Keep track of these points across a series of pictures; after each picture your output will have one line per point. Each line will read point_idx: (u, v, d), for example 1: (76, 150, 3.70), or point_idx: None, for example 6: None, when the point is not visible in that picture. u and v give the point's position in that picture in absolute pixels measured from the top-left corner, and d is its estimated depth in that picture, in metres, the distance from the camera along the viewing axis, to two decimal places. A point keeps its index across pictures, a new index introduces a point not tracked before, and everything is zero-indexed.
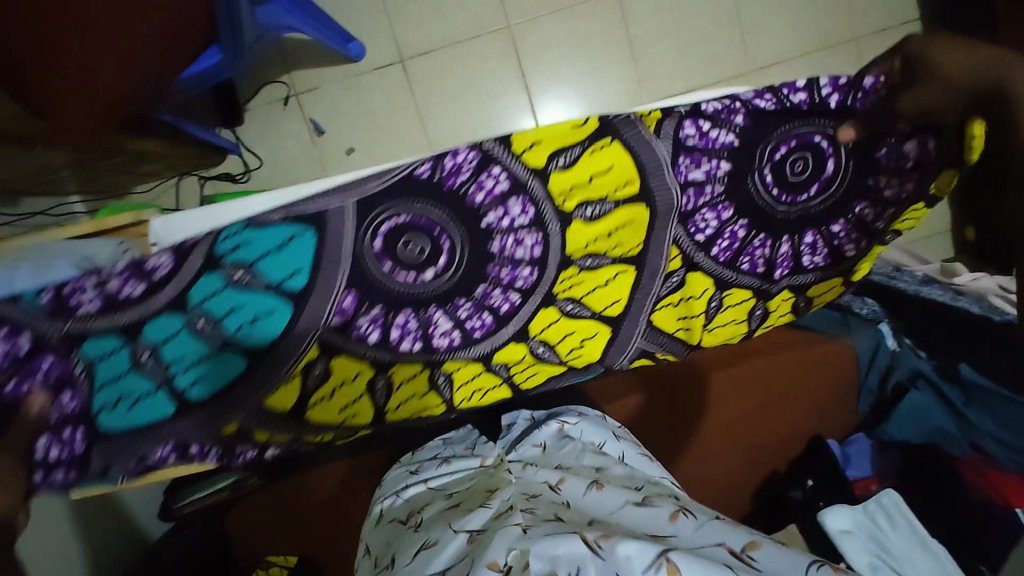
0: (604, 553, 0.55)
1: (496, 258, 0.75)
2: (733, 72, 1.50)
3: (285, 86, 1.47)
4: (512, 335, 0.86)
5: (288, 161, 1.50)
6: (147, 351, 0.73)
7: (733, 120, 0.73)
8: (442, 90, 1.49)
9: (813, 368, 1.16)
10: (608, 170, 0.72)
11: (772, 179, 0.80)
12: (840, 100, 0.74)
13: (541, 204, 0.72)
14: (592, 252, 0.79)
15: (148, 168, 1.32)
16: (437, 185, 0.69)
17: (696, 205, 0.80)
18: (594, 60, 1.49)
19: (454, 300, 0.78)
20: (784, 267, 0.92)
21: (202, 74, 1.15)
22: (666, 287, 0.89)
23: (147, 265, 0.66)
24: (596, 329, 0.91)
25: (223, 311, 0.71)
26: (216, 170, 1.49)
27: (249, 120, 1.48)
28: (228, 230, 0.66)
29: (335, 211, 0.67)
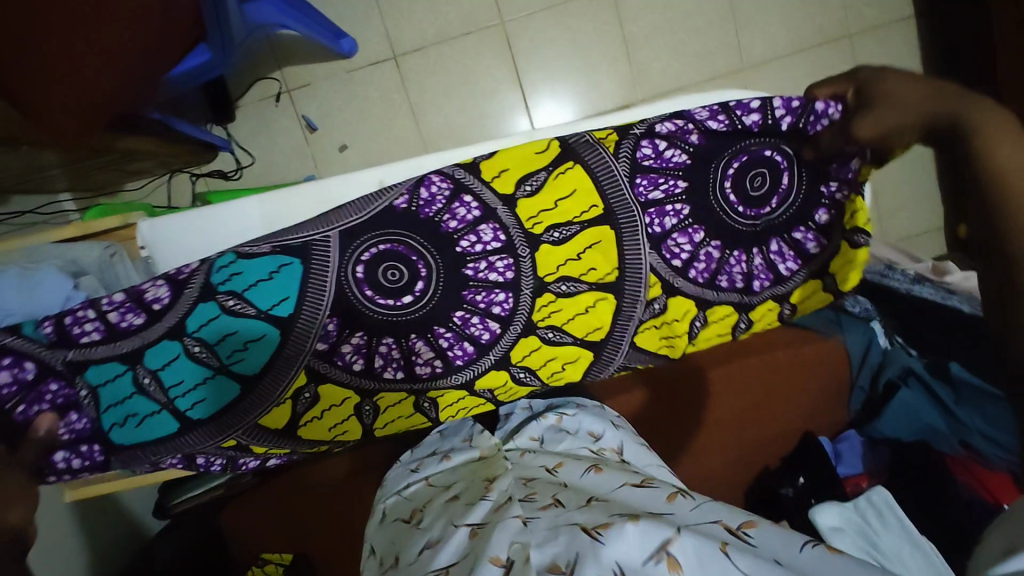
0: (604, 538, 0.53)
1: (471, 282, 0.74)
2: (727, 69, 1.50)
3: (276, 82, 1.46)
4: (492, 364, 0.82)
5: (280, 157, 1.49)
6: (148, 376, 0.70)
7: (687, 139, 0.73)
8: (435, 87, 1.48)
9: (806, 366, 1.17)
10: (570, 195, 0.72)
11: (734, 196, 0.78)
12: (792, 122, 0.75)
13: (512, 230, 0.72)
14: (563, 276, 0.77)
15: (139, 166, 1.31)
16: (413, 214, 0.69)
17: (665, 226, 0.77)
18: (588, 57, 1.48)
19: (432, 328, 0.76)
20: (761, 278, 0.86)
21: (192, 71, 1.15)
22: (647, 313, 0.84)
23: (147, 297, 0.66)
24: (577, 355, 0.85)
25: (216, 338, 0.69)
26: (208, 167, 1.48)
27: (241, 117, 1.47)
28: (223, 260, 0.66)
29: (319, 242, 0.68)
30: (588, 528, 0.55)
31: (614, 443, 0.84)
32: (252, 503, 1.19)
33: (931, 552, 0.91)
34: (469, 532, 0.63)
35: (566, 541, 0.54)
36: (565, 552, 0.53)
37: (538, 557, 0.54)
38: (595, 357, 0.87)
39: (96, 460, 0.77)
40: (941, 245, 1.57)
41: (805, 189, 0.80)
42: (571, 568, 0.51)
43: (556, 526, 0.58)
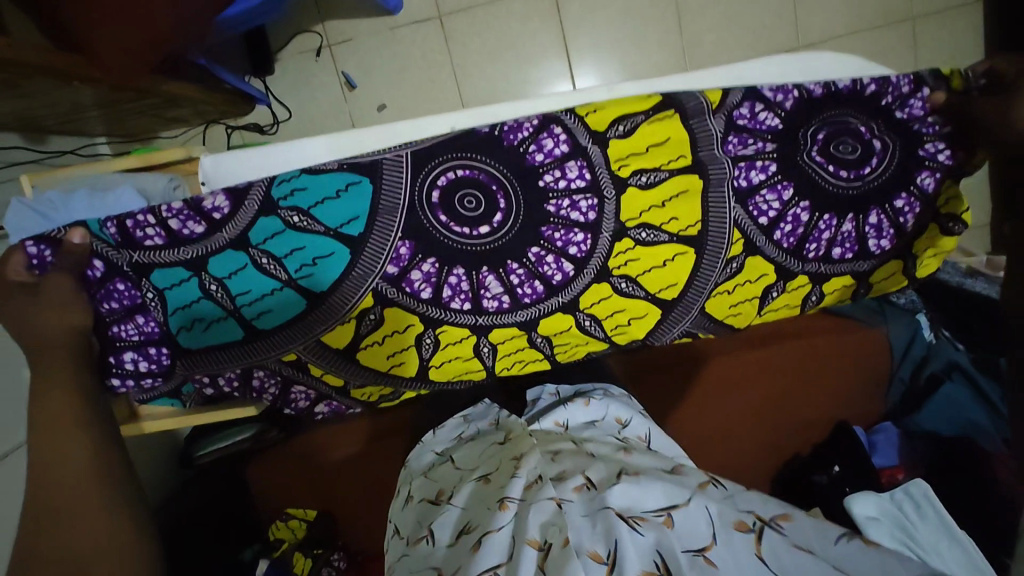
0: (642, 528, 0.52)
1: (552, 219, 0.65)
2: (780, 48, 1.45)
3: (317, 35, 1.43)
4: (561, 306, 0.70)
5: (318, 114, 1.47)
6: (215, 284, 0.66)
7: (782, 102, 0.66)
8: (479, 50, 1.44)
9: (847, 356, 1.16)
10: (664, 142, 0.64)
11: (823, 158, 0.67)
12: (875, 90, 0.68)
13: (598, 169, 0.64)
14: (646, 223, 0.66)
15: (177, 114, 1.29)
16: (496, 140, 0.63)
17: (751, 182, 0.66)
18: (638, 28, 1.44)
19: (505, 263, 0.66)
20: (846, 247, 0.71)
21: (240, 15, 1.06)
22: (723, 274, 0.70)
23: (205, 206, 0.63)
24: (647, 310, 0.72)
25: (285, 251, 0.64)
26: (244, 120, 1.47)
27: (280, 70, 1.44)
28: (285, 175, 0.63)
29: (391, 161, 0.63)
30: (623, 516, 0.53)
31: (640, 431, 0.80)
32: (279, 456, 1.18)
33: (969, 546, 0.87)
34: (501, 506, 0.59)
35: (602, 526, 0.52)
36: (603, 541, 0.51)
37: (577, 540, 0.52)
38: (666, 318, 0.73)
39: (162, 366, 0.73)
40: (987, 243, 1.54)
41: (897, 160, 0.69)
42: (612, 558, 0.49)
43: (592, 511, 0.55)
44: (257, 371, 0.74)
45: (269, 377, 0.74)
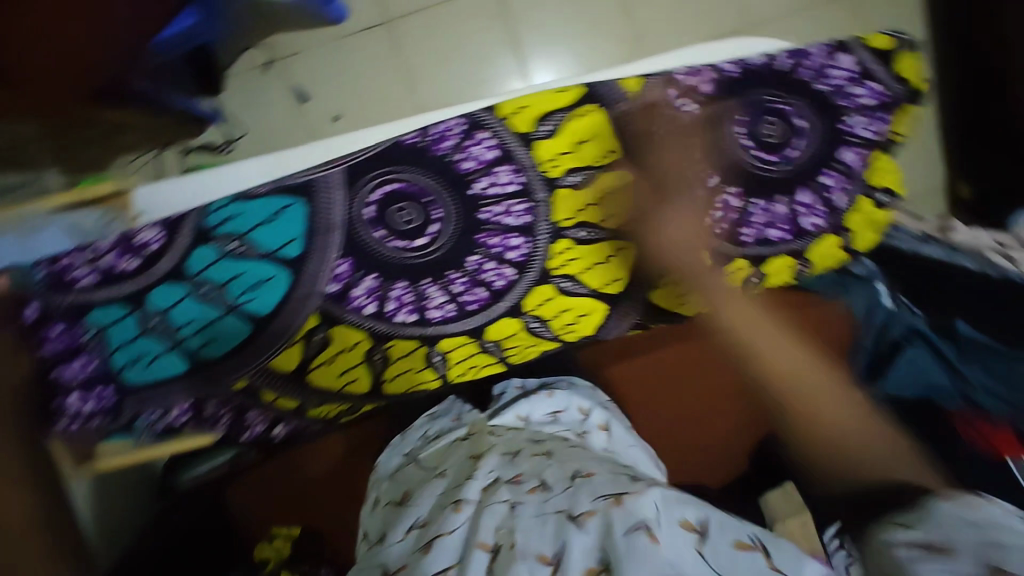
0: (587, 526, 0.50)
1: (486, 226, 0.83)
2: (726, 29, 1.47)
3: (264, 52, 1.42)
4: (506, 310, 0.92)
5: (271, 131, 1.45)
6: (155, 316, 0.82)
7: (699, 86, 0.80)
8: (428, 53, 1.44)
9: (799, 331, 1.17)
10: (583, 140, 0.80)
11: (750, 142, 0.83)
12: (792, 64, 0.82)
13: (530, 171, 0.80)
14: (581, 222, 0.86)
15: (126, 141, 1.27)
16: (422, 151, 0.77)
17: (705, 179, 0.83)
18: (585, 19, 1.45)
19: (445, 272, 0.85)
20: (783, 226, 0.91)
21: (175, 39, 1.03)
22: (660, 269, 0.92)
23: (138, 240, 0.77)
24: (592, 308, 0.95)
25: (223, 277, 0.81)
26: (197, 141, 1.44)
27: (231, 89, 1.43)
28: (220, 203, 0.76)
29: (321, 179, 0.77)
30: (573, 515, 0.52)
31: (600, 418, 0.81)
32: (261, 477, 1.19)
33: None
34: (455, 508, 0.60)
35: (552, 529, 0.52)
36: (551, 542, 0.51)
37: (524, 542, 0.52)
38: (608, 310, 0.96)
39: (106, 404, 0.89)
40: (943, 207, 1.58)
41: (824, 139, 0.85)
42: (558, 560, 0.50)
43: (543, 512, 0.55)
44: (209, 401, 0.92)
45: (219, 410, 0.92)
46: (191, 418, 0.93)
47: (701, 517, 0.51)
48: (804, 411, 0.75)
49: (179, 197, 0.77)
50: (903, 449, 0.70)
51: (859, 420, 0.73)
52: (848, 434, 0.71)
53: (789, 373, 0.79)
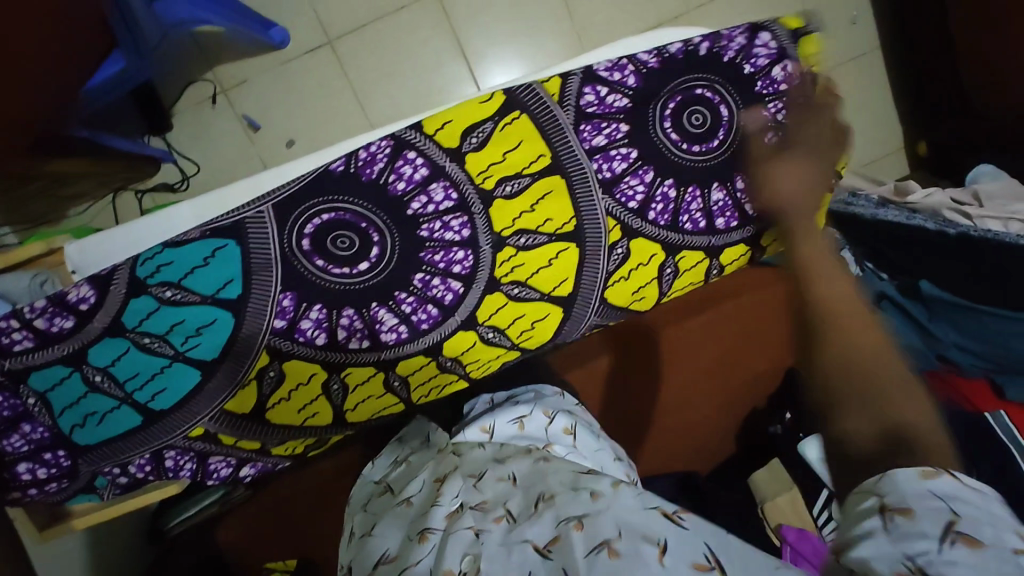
0: (553, 555, 0.53)
1: (427, 243, 0.68)
2: (671, 14, 1.48)
3: (210, 83, 1.40)
4: (460, 326, 0.74)
5: (226, 163, 1.43)
6: (99, 375, 0.65)
7: (625, 81, 0.68)
8: (376, 67, 1.43)
9: (777, 306, 1.16)
10: (516, 146, 0.67)
11: (676, 134, 0.71)
12: (708, 48, 0.71)
13: (463, 186, 0.67)
14: (520, 229, 0.70)
15: (77, 189, 1.26)
16: (354, 177, 0.64)
17: (615, 171, 0.70)
18: (529, 18, 1.44)
19: (393, 295, 0.69)
20: (726, 217, 0.78)
21: (106, 85, 1.01)
22: (612, 262, 0.76)
23: (69, 299, 0.61)
24: (547, 311, 0.77)
25: (164, 328, 0.64)
26: (153, 181, 1.42)
27: (178, 125, 1.40)
28: (149, 251, 0.62)
29: (253, 219, 0.62)
30: (538, 548, 0.54)
31: (564, 423, 0.80)
32: None
33: None
34: (420, 540, 0.61)
35: (517, 562, 0.54)
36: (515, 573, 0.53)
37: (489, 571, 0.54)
38: (566, 313, 0.78)
39: (62, 467, 0.71)
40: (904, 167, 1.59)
41: (748, 125, 0.74)
42: None
43: (509, 542, 0.56)
44: (168, 450, 0.73)
45: (182, 455, 0.74)
46: (155, 472, 0.75)
47: (661, 535, 0.51)
48: (845, 331, 0.56)
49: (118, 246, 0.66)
50: (937, 437, 0.50)
51: (873, 348, 0.55)
52: (854, 348, 0.55)
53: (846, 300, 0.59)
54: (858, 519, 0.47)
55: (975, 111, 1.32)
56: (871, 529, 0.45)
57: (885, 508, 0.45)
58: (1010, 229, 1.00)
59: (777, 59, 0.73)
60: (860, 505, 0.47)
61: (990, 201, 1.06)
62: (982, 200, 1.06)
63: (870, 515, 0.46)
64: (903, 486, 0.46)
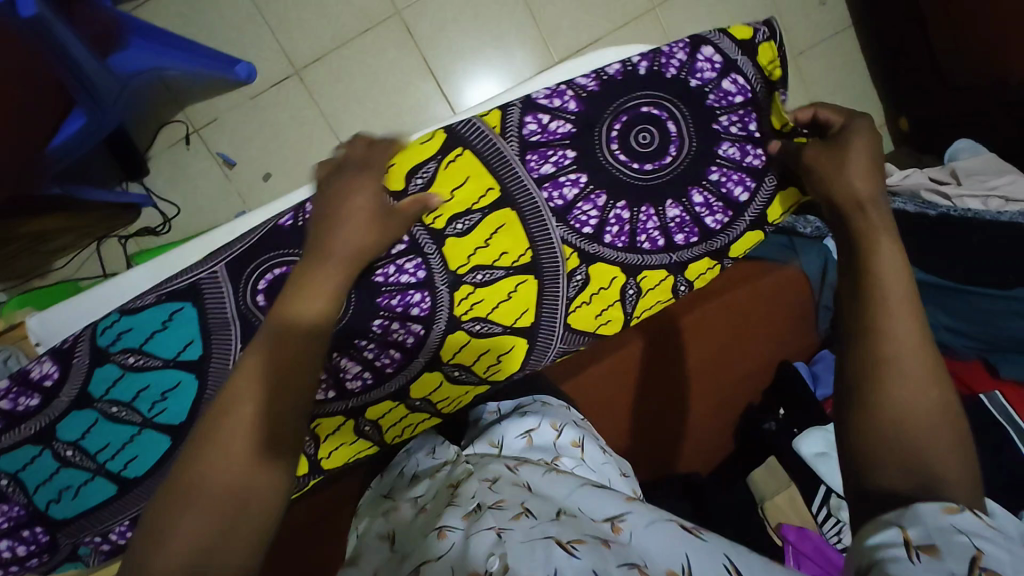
0: (579, 554, 0.48)
1: (383, 287, 0.69)
2: (637, 12, 1.46)
3: (182, 124, 1.39)
4: (424, 364, 0.76)
5: (206, 204, 1.42)
6: (69, 449, 0.65)
7: (565, 107, 0.68)
8: (345, 93, 1.42)
9: (767, 300, 1.14)
10: (462, 183, 0.68)
11: (625, 155, 0.71)
12: (649, 67, 0.70)
13: (412, 228, 0.68)
14: (476, 265, 0.71)
15: (58, 243, 1.26)
16: (302, 230, 0.63)
17: (567, 198, 0.71)
18: (493, 29, 1.43)
19: (354, 342, 0.71)
20: (685, 231, 0.79)
21: (71, 144, 1.00)
22: (573, 288, 0.77)
23: (33, 377, 0.61)
24: (511, 343, 0.79)
25: (131, 394, 0.64)
26: (134, 227, 1.42)
27: (154, 169, 1.40)
28: (106, 321, 0.61)
29: (207, 280, 0.62)
30: (561, 542, 0.50)
31: (573, 436, 0.76)
32: None
33: None
34: (438, 538, 0.56)
35: (541, 553, 0.49)
36: (541, 564, 0.48)
37: (516, 563, 0.48)
38: (531, 343, 0.80)
39: (41, 542, 0.72)
40: (886, 143, 1.58)
41: (698, 138, 0.74)
42: None
43: (531, 539, 0.51)
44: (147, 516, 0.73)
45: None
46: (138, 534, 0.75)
47: (683, 561, 0.47)
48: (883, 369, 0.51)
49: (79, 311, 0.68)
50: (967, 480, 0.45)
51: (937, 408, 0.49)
52: (914, 396, 0.49)
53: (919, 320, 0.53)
54: (879, 546, 0.42)
55: (951, 83, 1.30)
56: (892, 557, 0.40)
57: (907, 541, 0.41)
58: (989, 207, 0.99)
59: (723, 71, 0.72)
60: (877, 532, 0.43)
61: (969, 177, 1.04)
62: (960, 177, 1.05)
63: (893, 543, 0.41)
64: (926, 519, 0.41)
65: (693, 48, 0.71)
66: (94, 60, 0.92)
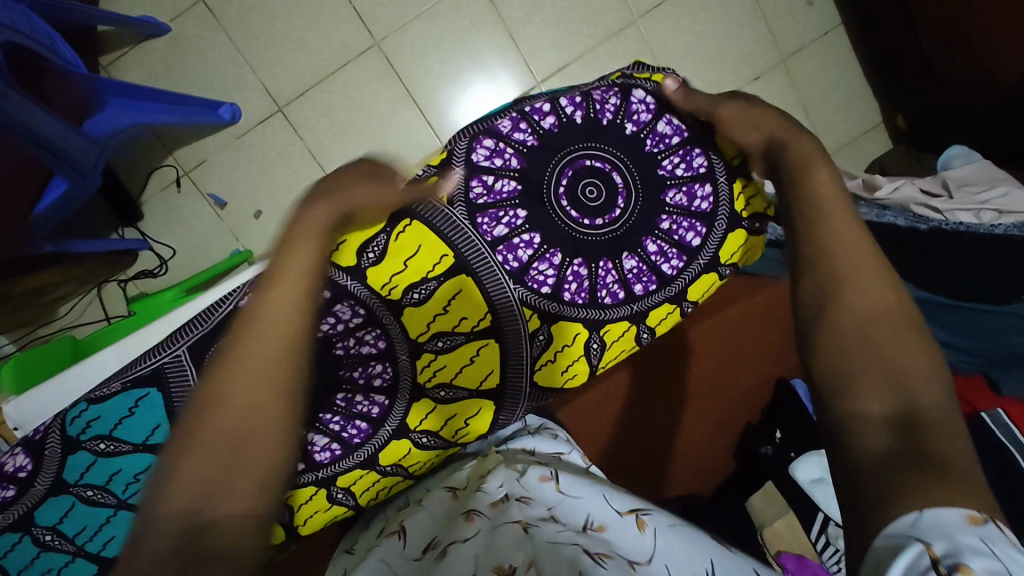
0: (607, 563, 0.51)
1: (345, 360, 0.74)
2: (618, 26, 1.45)
3: (171, 168, 1.41)
4: (392, 433, 0.78)
5: (200, 245, 1.43)
6: (47, 534, 0.68)
7: (508, 164, 0.76)
8: (330, 127, 1.42)
9: (763, 318, 1.12)
10: (417, 250, 0.72)
11: (575, 211, 0.78)
12: (583, 115, 0.78)
13: (370, 301, 0.72)
14: (437, 332, 0.75)
15: (57, 291, 1.27)
16: None
17: (522, 259, 0.77)
18: (472, 52, 1.42)
19: (317, 417, 0.74)
20: (644, 281, 0.83)
21: (54, 210, 1.03)
22: (536, 348, 0.81)
23: (7, 469, 0.66)
24: (478, 405, 0.81)
25: (105, 478, 0.68)
26: (132, 270, 1.42)
27: (149, 214, 1.41)
28: (75, 411, 0.66)
29: (171, 364, 0.68)
30: (590, 552, 0.53)
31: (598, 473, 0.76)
32: None
33: None
34: (467, 520, 0.62)
35: (569, 554, 0.53)
36: (566, 565, 0.51)
37: (544, 566, 0.52)
38: (498, 404, 0.82)
39: None
40: (885, 141, 1.54)
41: (643, 192, 0.81)
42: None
43: (557, 540, 0.56)
44: None
45: None
46: None
47: (708, 566, 0.53)
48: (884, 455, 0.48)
49: (53, 399, 0.78)
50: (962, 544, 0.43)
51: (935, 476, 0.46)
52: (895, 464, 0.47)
53: (894, 348, 0.50)
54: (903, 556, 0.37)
55: (945, 83, 1.26)
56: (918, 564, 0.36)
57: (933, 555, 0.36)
58: (981, 220, 0.98)
59: (657, 114, 0.80)
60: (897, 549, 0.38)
61: (960, 189, 1.05)
62: (952, 189, 1.05)
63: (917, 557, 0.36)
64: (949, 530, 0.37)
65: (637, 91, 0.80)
66: (62, 128, 0.92)
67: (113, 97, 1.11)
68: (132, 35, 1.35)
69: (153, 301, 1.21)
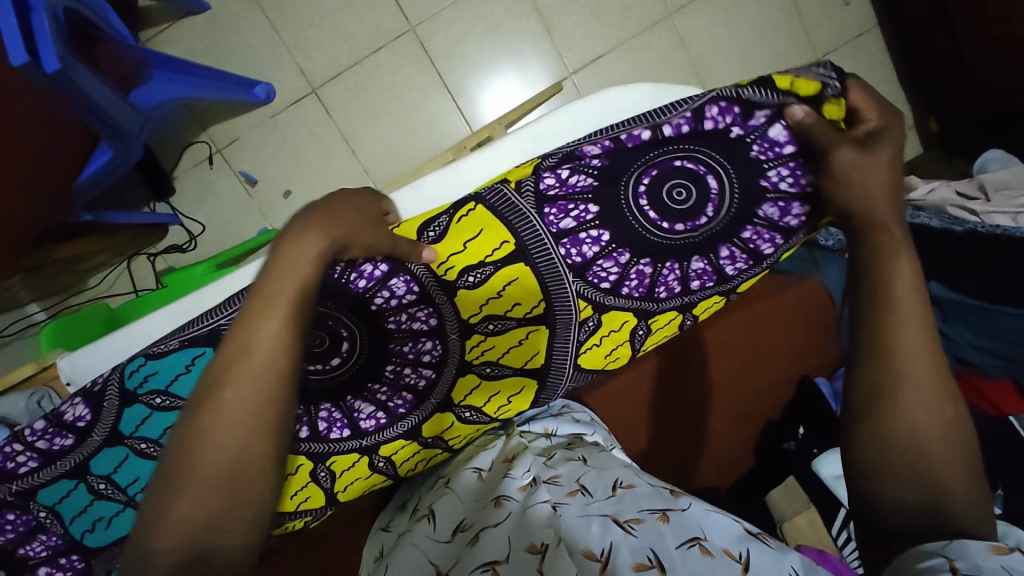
0: (636, 531, 0.52)
1: (396, 335, 0.74)
2: (652, 19, 1.45)
3: (205, 145, 1.43)
4: (435, 406, 0.82)
5: (230, 221, 1.45)
6: (101, 482, 0.74)
7: (589, 162, 0.69)
8: (362, 110, 1.44)
9: (790, 314, 1.13)
10: (476, 236, 0.69)
11: (654, 211, 0.72)
12: (688, 126, 0.70)
13: (427, 281, 0.71)
14: (488, 315, 0.75)
15: (92, 261, 1.30)
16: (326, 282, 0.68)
17: (586, 254, 0.73)
18: (506, 41, 1.43)
19: (367, 386, 0.77)
20: (704, 279, 0.82)
21: (95, 178, 1.04)
22: (585, 332, 0.82)
23: (66, 418, 0.68)
24: (521, 384, 0.85)
25: (157, 433, 0.72)
26: (162, 244, 1.44)
27: (181, 190, 1.43)
28: (133, 365, 0.67)
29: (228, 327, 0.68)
30: (619, 520, 0.54)
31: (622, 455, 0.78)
32: None
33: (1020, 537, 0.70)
34: (496, 504, 0.64)
35: (599, 531, 0.53)
36: (597, 540, 0.52)
37: (573, 539, 0.53)
38: (540, 384, 0.86)
39: None
40: (917, 144, 1.53)
41: (739, 198, 0.73)
42: (604, 556, 0.50)
43: (587, 514, 0.56)
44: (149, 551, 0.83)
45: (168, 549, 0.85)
46: None
47: (742, 549, 0.50)
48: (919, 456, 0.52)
49: (103, 358, 0.80)
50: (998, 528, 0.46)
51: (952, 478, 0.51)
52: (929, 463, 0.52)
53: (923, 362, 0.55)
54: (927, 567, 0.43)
55: (981, 88, 1.25)
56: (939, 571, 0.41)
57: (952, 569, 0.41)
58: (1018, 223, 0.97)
59: (771, 120, 0.70)
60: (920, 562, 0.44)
61: (998, 192, 1.04)
62: (988, 192, 1.05)
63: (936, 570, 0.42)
64: (973, 554, 0.42)
65: (766, 109, 0.69)
66: (113, 97, 0.94)
67: (157, 70, 1.13)
68: (172, 11, 1.36)
69: (185, 275, 1.23)
